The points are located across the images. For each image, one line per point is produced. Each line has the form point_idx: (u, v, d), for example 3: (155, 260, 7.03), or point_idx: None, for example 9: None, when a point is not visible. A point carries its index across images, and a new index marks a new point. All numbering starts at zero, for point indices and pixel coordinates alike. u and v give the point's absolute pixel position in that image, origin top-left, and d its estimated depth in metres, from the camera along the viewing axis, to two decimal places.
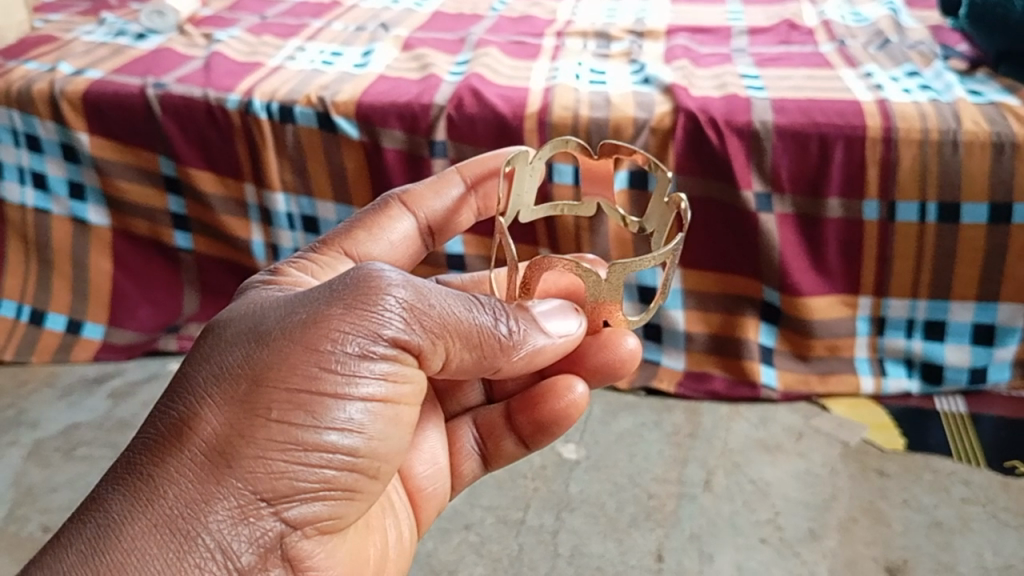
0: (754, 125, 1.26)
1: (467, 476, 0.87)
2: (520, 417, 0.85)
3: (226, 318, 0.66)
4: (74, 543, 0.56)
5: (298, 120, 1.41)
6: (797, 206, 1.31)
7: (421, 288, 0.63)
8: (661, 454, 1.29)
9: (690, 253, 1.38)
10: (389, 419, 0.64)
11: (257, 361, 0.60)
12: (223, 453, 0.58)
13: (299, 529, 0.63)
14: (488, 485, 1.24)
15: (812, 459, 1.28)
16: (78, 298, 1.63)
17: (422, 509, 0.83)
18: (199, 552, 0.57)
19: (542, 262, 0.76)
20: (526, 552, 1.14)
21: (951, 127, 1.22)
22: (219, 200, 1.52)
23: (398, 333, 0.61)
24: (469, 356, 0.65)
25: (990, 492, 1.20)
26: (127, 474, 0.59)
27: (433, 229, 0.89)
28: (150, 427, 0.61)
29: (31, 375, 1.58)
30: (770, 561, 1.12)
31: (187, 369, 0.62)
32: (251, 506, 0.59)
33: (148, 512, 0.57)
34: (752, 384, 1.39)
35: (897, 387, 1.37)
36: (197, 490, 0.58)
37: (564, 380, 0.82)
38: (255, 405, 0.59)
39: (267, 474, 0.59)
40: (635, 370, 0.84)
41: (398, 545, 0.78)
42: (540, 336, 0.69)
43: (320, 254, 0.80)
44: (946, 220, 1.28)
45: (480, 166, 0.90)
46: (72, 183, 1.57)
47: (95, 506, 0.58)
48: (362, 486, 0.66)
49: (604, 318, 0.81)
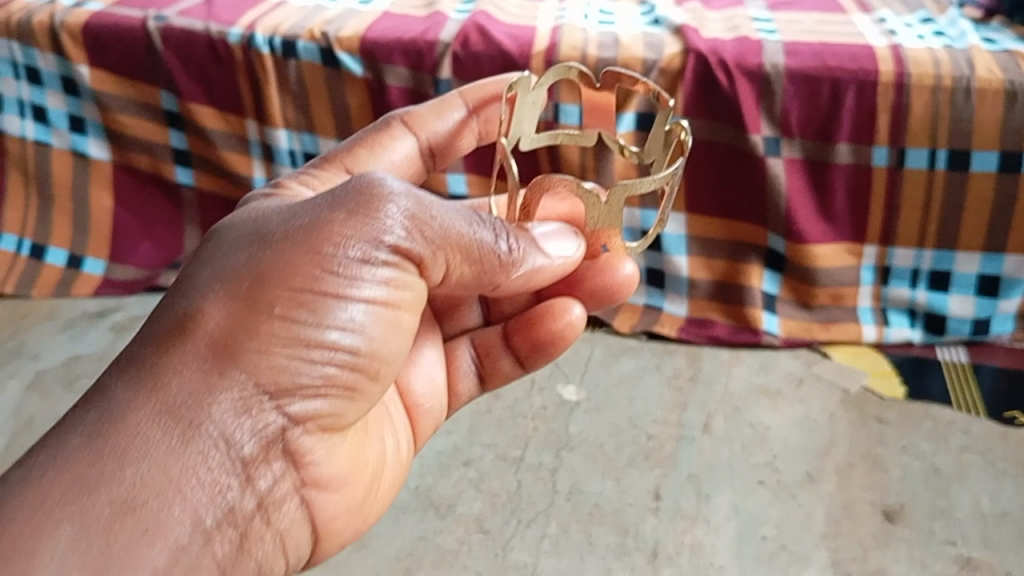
0: (764, 68, 1.24)
1: (462, 395, 0.88)
2: (517, 337, 0.85)
3: (227, 225, 0.66)
4: (76, 428, 0.57)
5: (301, 56, 1.39)
6: (806, 151, 1.29)
7: (422, 200, 0.65)
8: (661, 397, 1.29)
9: (696, 196, 1.37)
10: (389, 324, 0.66)
11: (260, 261, 0.61)
12: (226, 346, 0.59)
13: (301, 425, 0.64)
14: (488, 424, 1.24)
15: (812, 405, 1.28)
16: (80, 234, 1.62)
17: (418, 424, 0.83)
18: (203, 438, 0.58)
19: (542, 182, 0.76)
20: (525, 489, 1.14)
21: (965, 73, 1.21)
22: (221, 136, 1.50)
23: (400, 240, 0.63)
24: (468, 270, 0.67)
25: (989, 442, 1.20)
26: (132, 365, 0.59)
27: (434, 151, 0.88)
28: (152, 324, 0.61)
29: (32, 309, 1.56)
30: (767, 502, 1.12)
31: (191, 271, 0.63)
32: (254, 398, 0.60)
33: (152, 400, 0.57)
34: (754, 330, 1.38)
35: (899, 336, 1.36)
36: (202, 380, 0.59)
37: (561, 303, 0.82)
38: (259, 302, 0.60)
39: (270, 367, 0.60)
40: (630, 295, 0.84)
41: (395, 455, 0.79)
42: (539, 257, 0.70)
43: (321, 170, 0.80)
44: (955, 168, 1.26)
45: (482, 91, 0.89)
46: (72, 117, 1.55)
47: (97, 395, 0.59)
48: (363, 387, 0.67)
49: (603, 243, 0.81)
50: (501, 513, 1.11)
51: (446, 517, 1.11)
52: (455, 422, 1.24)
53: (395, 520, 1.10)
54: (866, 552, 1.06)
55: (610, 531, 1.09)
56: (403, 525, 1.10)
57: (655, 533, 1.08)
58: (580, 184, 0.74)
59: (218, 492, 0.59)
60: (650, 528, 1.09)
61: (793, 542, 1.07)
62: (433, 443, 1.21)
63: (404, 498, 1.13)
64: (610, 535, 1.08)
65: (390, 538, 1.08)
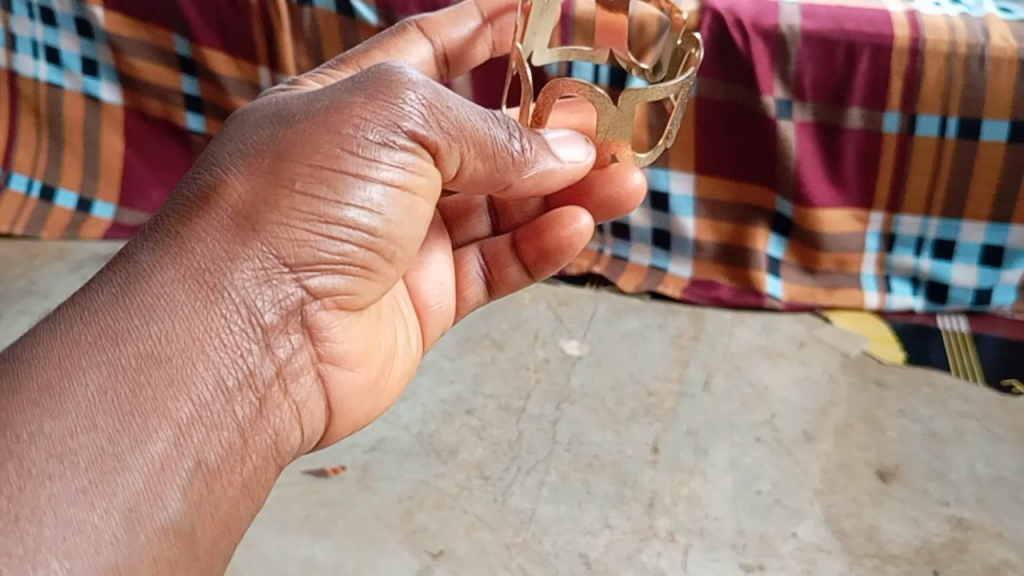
0: (780, 29, 1.24)
1: (469, 301, 0.89)
2: (525, 245, 0.85)
3: (251, 109, 0.68)
4: (105, 286, 0.58)
5: (317, 3, 1.40)
6: (818, 114, 1.29)
7: (440, 91, 0.65)
8: (663, 355, 1.31)
9: (705, 157, 1.37)
10: (406, 209, 0.67)
11: (283, 140, 0.63)
12: (249, 217, 0.61)
13: (318, 299, 0.65)
14: (492, 375, 1.26)
15: (813, 367, 1.29)
16: (90, 177, 1.62)
17: (427, 325, 0.85)
18: (225, 304, 0.60)
19: (555, 86, 0.74)
20: (526, 438, 1.16)
21: (980, 41, 1.21)
22: (234, 82, 1.50)
23: (418, 127, 0.63)
24: (481, 166, 0.68)
25: (987, 408, 1.22)
26: (157, 233, 0.61)
27: (449, 59, 0.89)
28: (179, 195, 0.63)
29: (42, 249, 1.57)
30: (764, 458, 1.14)
31: (215, 149, 0.65)
32: (274, 269, 0.62)
33: (177, 263, 0.59)
34: (758, 293, 1.39)
35: (902, 304, 1.37)
36: (225, 248, 0.60)
37: (569, 211, 0.82)
38: (280, 178, 0.62)
39: (290, 240, 0.62)
40: (638, 207, 0.85)
41: (405, 351, 0.81)
42: (549, 159, 0.71)
43: (339, 70, 0.81)
44: (966, 137, 1.27)
45: (496, 1, 0.89)
46: (85, 60, 1.55)
47: (125, 258, 0.60)
48: (379, 269, 0.68)
49: (612, 153, 0.80)
50: (502, 460, 1.13)
51: (448, 462, 1.13)
52: (460, 371, 1.26)
53: (399, 464, 1.12)
54: (860, 508, 1.08)
55: (608, 481, 1.11)
56: (406, 469, 1.12)
57: (653, 484, 1.10)
58: (594, 88, 0.73)
59: (239, 355, 0.61)
60: (648, 479, 1.11)
61: (788, 497, 1.09)
62: (437, 391, 1.23)
63: (408, 443, 1.15)
64: (608, 484, 1.10)
65: (393, 481, 1.10)
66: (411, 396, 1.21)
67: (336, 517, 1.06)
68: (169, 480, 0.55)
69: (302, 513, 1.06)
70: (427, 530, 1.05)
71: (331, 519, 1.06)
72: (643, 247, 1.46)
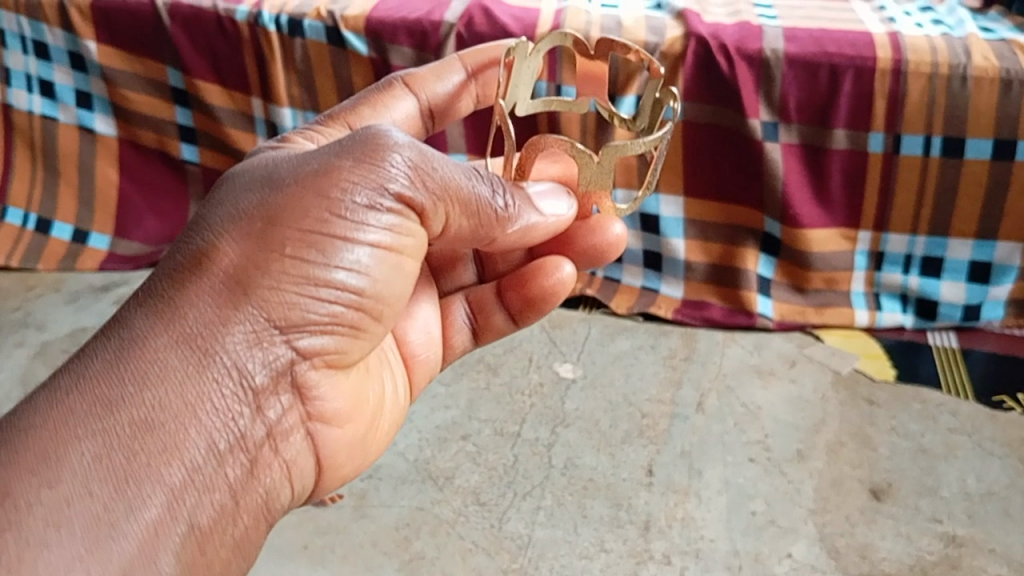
0: (764, 53, 1.26)
1: (456, 349, 0.90)
2: (510, 294, 0.87)
3: (241, 171, 0.68)
4: (99, 353, 0.59)
5: (307, 34, 1.41)
6: (803, 136, 1.31)
7: (426, 152, 0.66)
8: (655, 375, 1.32)
9: (693, 179, 1.39)
10: (393, 268, 0.67)
11: (272, 204, 0.63)
12: (239, 281, 0.61)
13: (308, 359, 0.65)
14: (486, 399, 1.27)
15: (804, 385, 1.30)
16: (85, 208, 1.64)
17: (414, 373, 0.85)
18: (216, 367, 0.60)
19: (537, 142, 0.78)
20: (521, 462, 1.17)
21: (961, 61, 1.23)
22: (227, 112, 1.52)
23: (404, 189, 0.64)
24: (466, 223, 0.68)
25: (977, 422, 1.23)
26: (150, 298, 0.61)
27: (433, 113, 0.90)
28: (171, 258, 0.63)
29: (38, 281, 1.58)
30: (757, 478, 1.15)
31: (206, 211, 0.65)
32: (264, 332, 0.62)
33: (169, 329, 0.59)
34: (748, 313, 1.40)
35: (891, 320, 1.39)
36: (217, 313, 0.61)
37: (551, 261, 0.84)
38: (270, 241, 0.62)
39: (280, 303, 0.62)
40: (618, 256, 0.86)
41: (393, 400, 0.80)
42: (531, 214, 0.72)
43: (328, 127, 0.81)
44: (950, 155, 1.29)
45: (480, 56, 0.91)
46: (79, 92, 1.57)
47: (118, 323, 0.61)
48: (367, 326, 0.68)
49: (594, 204, 0.82)
50: (497, 485, 1.14)
51: (444, 488, 1.13)
52: (455, 397, 1.27)
53: (395, 491, 1.13)
54: (853, 527, 1.09)
55: (603, 504, 1.11)
56: (402, 496, 1.12)
57: (648, 506, 1.11)
58: (573, 143, 0.76)
59: (230, 419, 0.61)
60: (642, 502, 1.11)
61: (782, 516, 1.10)
62: (432, 417, 1.23)
63: (405, 470, 1.16)
64: (603, 508, 1.11)
65: (389, 508, 1.11)
66: (406, 422, 1.22)
67: (334, 545, 1.07)
68: (162, 544, 0.57)
69: (300, 542, 1.07)
70: (423, 557, 1.05)
71: (328, 548, 1.06)
72: (634, 268, 1.47)
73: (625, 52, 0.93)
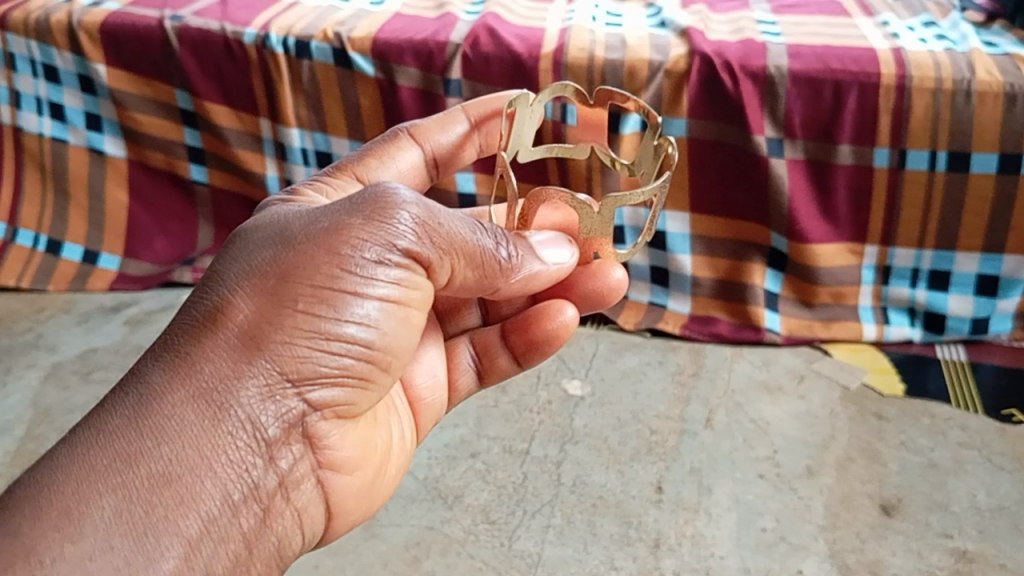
0: (768, 70, 1.26)
1: (461, 391, 0.90)
2: (514, 336, 0.88)
3: (253, 225, 0.69)
4: (117, 408, 0.59)
5: (314, 56, 1.42)
6: (808, 152, 1.32)
7: (432, 209, 0.66)
8: (664, 392, 1.32)
9: (698, 196, 1.40)
10: (401, 320, 0.67)
11: (283, 261, 0.63)
12: (253, 336, 0.61)
13: (318, 411, 0.66)
14: (494, 417, 1.27)
15: (812, 401, 1.30)
16: (95, 229, 1.65)
17: (421, 417, 0.85)
18: (231, 421, 0.60)
19: (539, 193, 0.80)
20: (530, 480, 1.17)
21: (965, 76, 1.23)
22: (236, 134, 1.54)
23: (411, 245, 0.64)
24: (471, 275, 0.70)
25: (986, 436, 1.22)
26: (165, 352, 0.62)
27: (438, 162, 0.91)
28: (185, 313, 0.64)
29: (49, 303, 1.59)
30: (766, 495, 1.14)
31: (218, 267, 0.65)
32: (278, 385, 0.62)
33: (184, 385, 0.60)
34: (756, 327, 1.41)
35: (899, 335, 1.39)
36: (230, 368, 0.61)
37: (554, 304, 0.85)
38: (282, 297, 0.62)
39: (292, 356, 0.62)
40: (620, 299, 0.88)
41: (400, 444, 0.81)
42: (535, 263, 0.74)
43: (334, 178, 0.82)
44: (955, 170, 1.29)
45: (484, 107, 0.91)
46: (89, 114, 1.58)
47: (134, 377, 0.61)
48: (375, 377, 0.69)
49: (594, 250, 0.84)
50: (507, 504, 1.14)
51: (453, 507, 1.13)
52: (463, 415, 1.27)
53: (405, 510, 1.13)
54: (864, 543, 1.08)
55: (612, 522, 1.11)
56: (412, 515, 1.12)
57: (657, 524, 1.10)
58: (573, 196, 0.78)
59: (244, 470, 0.61)
60: (651, 519, 1.11)
61: (792, 533, 1.09)
62: (441, 435, 1.24)
63: (414, 489, 1.16)
64: (613, 526, 1.10)
65: (399, 527, 1.11)
66: None
67: (344, 565, 1.06)
68: None
69: (310, 563, 1.07)
70: None
71: (338, 568, 1.06)
72: (642, 284, 1.48)
73: (624, 101, 0.92)
